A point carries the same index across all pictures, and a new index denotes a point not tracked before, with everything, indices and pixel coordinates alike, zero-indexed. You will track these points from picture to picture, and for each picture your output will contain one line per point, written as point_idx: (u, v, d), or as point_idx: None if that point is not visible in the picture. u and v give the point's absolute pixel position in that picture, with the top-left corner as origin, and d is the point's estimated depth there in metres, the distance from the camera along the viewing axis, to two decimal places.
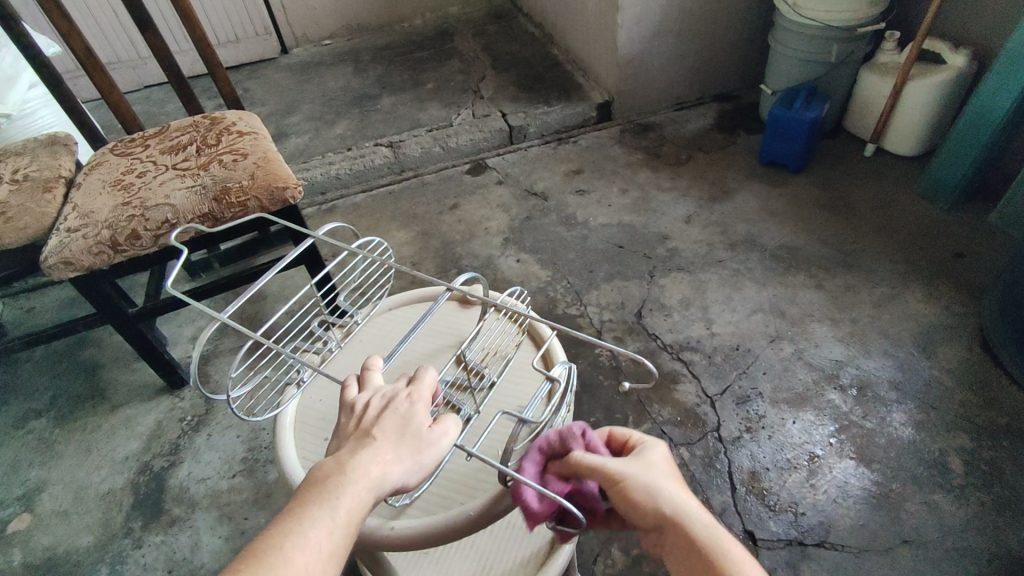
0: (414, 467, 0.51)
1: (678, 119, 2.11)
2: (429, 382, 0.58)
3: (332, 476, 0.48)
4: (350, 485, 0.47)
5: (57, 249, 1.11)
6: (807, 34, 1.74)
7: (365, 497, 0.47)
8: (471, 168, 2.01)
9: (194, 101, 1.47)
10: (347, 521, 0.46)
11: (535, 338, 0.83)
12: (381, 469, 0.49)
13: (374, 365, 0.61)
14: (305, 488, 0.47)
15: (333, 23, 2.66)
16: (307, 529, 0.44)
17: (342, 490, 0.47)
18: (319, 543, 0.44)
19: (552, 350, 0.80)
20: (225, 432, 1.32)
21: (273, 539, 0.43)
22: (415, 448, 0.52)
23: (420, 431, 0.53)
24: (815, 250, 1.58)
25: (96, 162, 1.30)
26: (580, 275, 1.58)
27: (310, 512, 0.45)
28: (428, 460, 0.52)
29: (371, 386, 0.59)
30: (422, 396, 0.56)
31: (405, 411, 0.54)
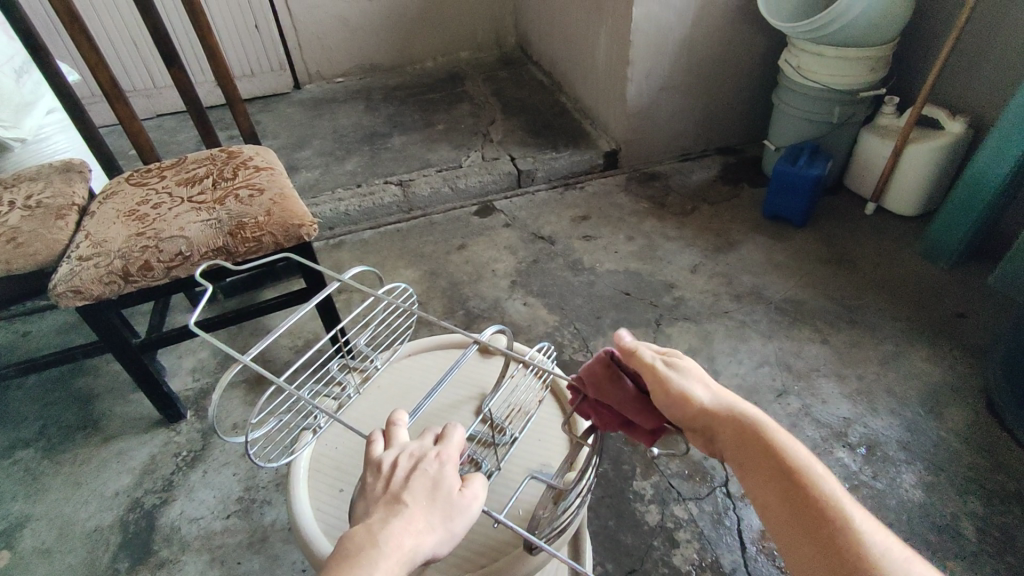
0: (446, 535, 0.49)
1: (682, 170, 2.15)
2: (457, 442, 0.56)
3: (365, 548, 0.46)
4: (385, 557, 0.46)
5: (67, 277, 1.10)
6: (811, 96, 1.80)
7: (398, 570, 0.46)
8: (478, 209, 2.03)
9: (212, 134, 1.49)
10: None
11: (560, 400, 0.82)
12: (414, 540, 0.48)
13: (399, 420, 0.60)
14: (337, 560, 0.46)
15: (346, 62, 2.73)
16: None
17: (375, 563, 0.45)
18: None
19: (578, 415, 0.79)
20: (220, 469, 1.29)
21: None
22: (447, 513, 0.50)
23: (450, 496, 0.51)
24: (820, 305, 1.59)
25: (111, 191, 1.30)
26: (587, 320, 1.58)
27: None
28: (459, 527, 0.50)
29: (397, 444, 0.57)
30: (451, 455, 0.55)
31: (434, 472, 0.53)
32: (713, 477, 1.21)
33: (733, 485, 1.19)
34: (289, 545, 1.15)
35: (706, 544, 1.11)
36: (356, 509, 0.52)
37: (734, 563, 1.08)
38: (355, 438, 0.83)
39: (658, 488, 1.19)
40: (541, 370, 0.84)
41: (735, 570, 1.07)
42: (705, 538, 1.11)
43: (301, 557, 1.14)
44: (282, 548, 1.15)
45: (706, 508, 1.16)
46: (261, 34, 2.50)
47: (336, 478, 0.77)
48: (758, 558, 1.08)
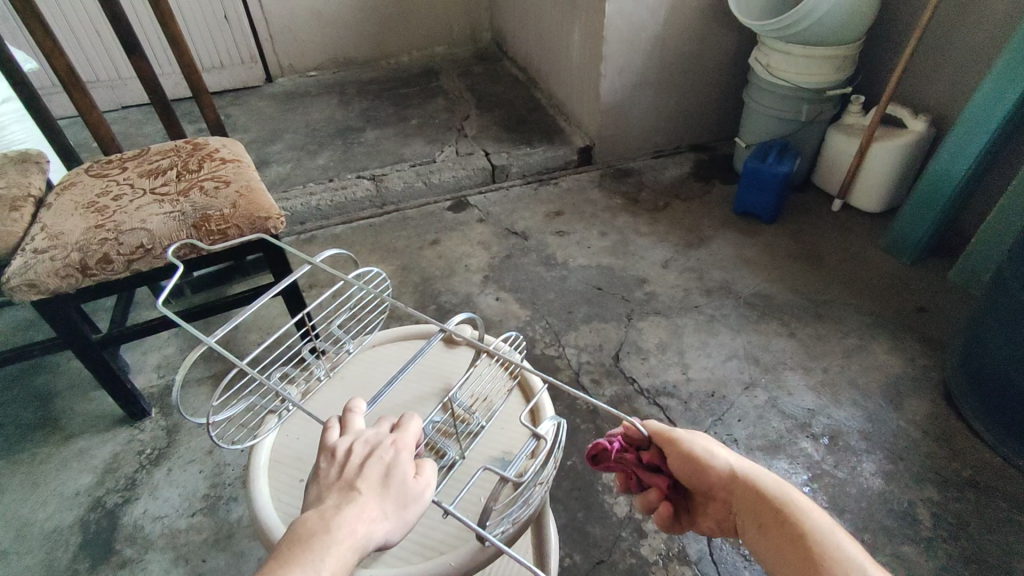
0: (399, 518, 0.50)
1: (655, 166, 2.17)
2: (414, 431, 0.56)
3: (317, 534, 0.46)
4: (337, 540, 0.46)
5: (21, 271, 1.06)
6: (780, 94, 1.83)
7: (349, 556, 0.46)
8: (452, 204, 2.02)
9: (177, 126, 1.45)
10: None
11: (525, 392, 0.82)
12: (366, 526, 0.47)
13: (356, 408, 0.60)
14: (286, 546, 0.45)
15: (320, 55, 2.69)
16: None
17: (326, 549, 0.45)
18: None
19: (541, 406, 0.79)
20: (185, 466, 1.26)
21: None
22: (400, 498, 0.50)
23: (404, 482, 0.51)
24: (787, 299, 1.62)
25: (70, 182, 1.27)
26: (559, 315, 1.59)
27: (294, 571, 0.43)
28: (412, 514, 0.50)
29: (352, 431, 0.57)
30: (406, 438, 0.55)
31: (389, 456, 0.53)
32: None
33: None
34: (255, 542, 1.14)
35: (674, 535, 1.12)
36: (308, 494, 0.51)
37: (699, 552, 1.09)
38: (318, 426, 0.82)
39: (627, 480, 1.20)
40: (507, 362, 0.84)
41: (701, 558, 1.08)
42: (673, 529, 1.13)
43: (267, 554, 1.12)
44: (249, 545, 1.13)
45: None
46: (230, 25, 2.45)
47: (297, 466, 0.77)
48: (723, 547, 1.10)
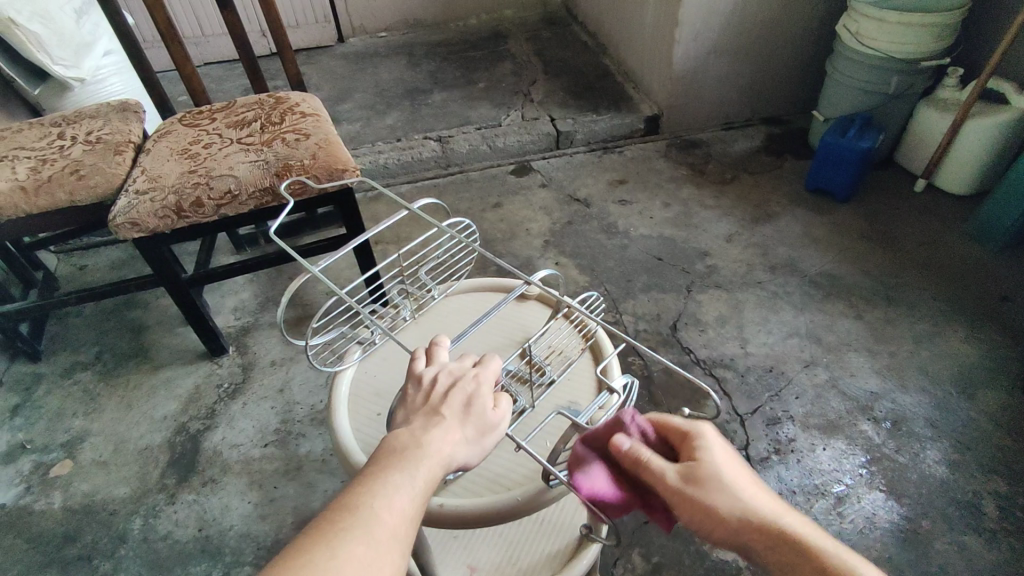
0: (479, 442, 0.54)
1: (725, 138, 2.11)
2: (495, 368, 0.59)
3: (409, 448, 0.50)
4: (427, 455, 0.50)
5: (125, 210, 1.16)
6: (868, 65, 1.73)
7: (437, 471, 0.50)
8: (516, 168, 2.03)
9: (261, 81, 1.51)
10: (424, 489, 0.48)
11: (596, 352, 0.84)
12: (450, 447, 0.51)
13: (441, 343, 0.63)
14: (381, 458, 0.50)
15: (390, 16, 2.72)
16: (390, 493, 0.47)
17: (418, 461, 0.49)
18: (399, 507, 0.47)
19: (611, 366, 0.80)
20: (260, 402, 1.36)
21: (359, 500, 0.46)
22: (480, 424, 0.54)
23: (484, 413, 0.55)
24: (856, 280, 1.56)
25: (165, 131, 1.36)
26: (618, 283, 1.59)
27: (391, 478, 0.48)
28: (490, 442, 0.54)
29: (436, 363, 0.61)
30: (486, 370, 0.59)
31: (470, 385, 0.57)
32: (733, 440, 1.23)
33: (753, 449, 1.21)
34: (322, 474, 1.22)
35: None
36: (396, 417, 0.55)
37: None
38: (395, 365, 0.88)
39: None
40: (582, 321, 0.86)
41: None
42: None
43: (333, 485, 1.21)
44: (316, 476, 1.22)
45: None
46: None
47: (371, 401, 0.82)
48: None
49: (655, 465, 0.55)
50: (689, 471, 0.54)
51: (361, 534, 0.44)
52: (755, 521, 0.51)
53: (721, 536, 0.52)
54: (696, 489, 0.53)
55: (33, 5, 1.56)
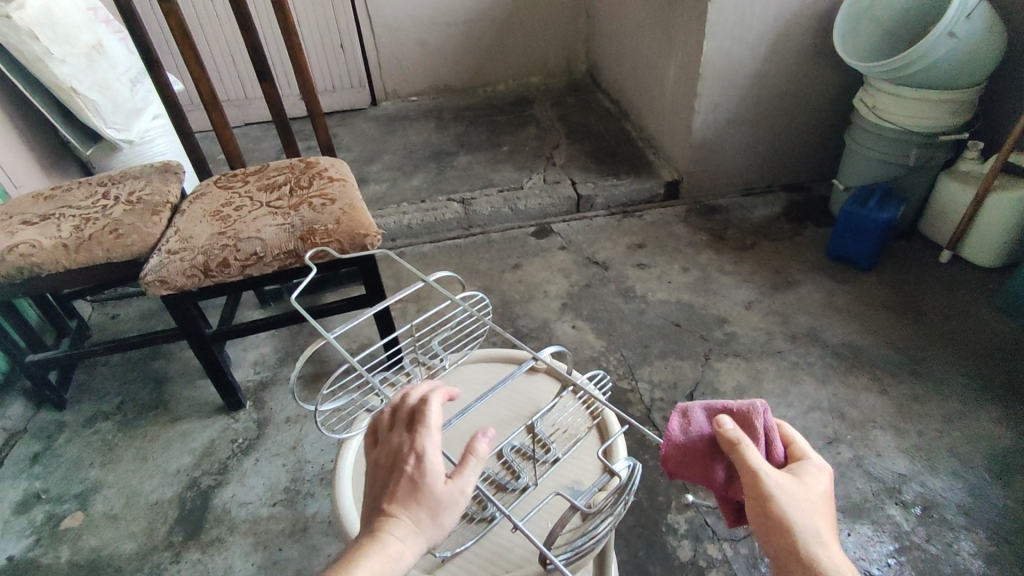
0: (440, 524, 0.54)
1: (745, 204, 2.12)
2: (435, 435, 0.58)
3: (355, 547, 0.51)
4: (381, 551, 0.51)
5: (156, 268, 1.21)
6: (886, 137, 1.75)
7: (386, 563, 0.51)
8: (536, 230, 2.07)
9: (294, 146, 1.59)
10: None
11: (602, 432, 0.83)
12: (399, 539, 0.52)
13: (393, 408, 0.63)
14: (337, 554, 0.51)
15: (422, 81, 2.86)
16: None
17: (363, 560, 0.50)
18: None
19: (615, 448, 0.79)
20: (271, 459, 1.36)
21: None
22: (435, 505, 0.54)
23: (431, 492, 0.54)
24: (881, 353, 1.53)
25: (200, 193, 1.43)
26: (634, 348, 1.58)
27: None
28: (446, 519, 0.54)
29: (388, 432, 0.61)
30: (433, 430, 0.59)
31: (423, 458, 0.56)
32: None
33: None
34: (327, 538, 1.20)
35: None
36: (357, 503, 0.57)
37: None
38: None
39: (693, 524, 1.18)
40: (589, 399, 0.85)
41: None
42: None
43: (338, 550, 1.19)
44: (321, 539, 1.20)
45: (741, 550, 1.13)
46: (346, 53, 2.68)
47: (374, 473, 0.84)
48: None
49: (755, 458, 0.58)
50: (783, 480, 0.57)
51: None
52: (812, 551, 0.53)
53: (768, 538, 0.55)
54: (782, 497, 0.55)
55: (94, 76, 1.70)
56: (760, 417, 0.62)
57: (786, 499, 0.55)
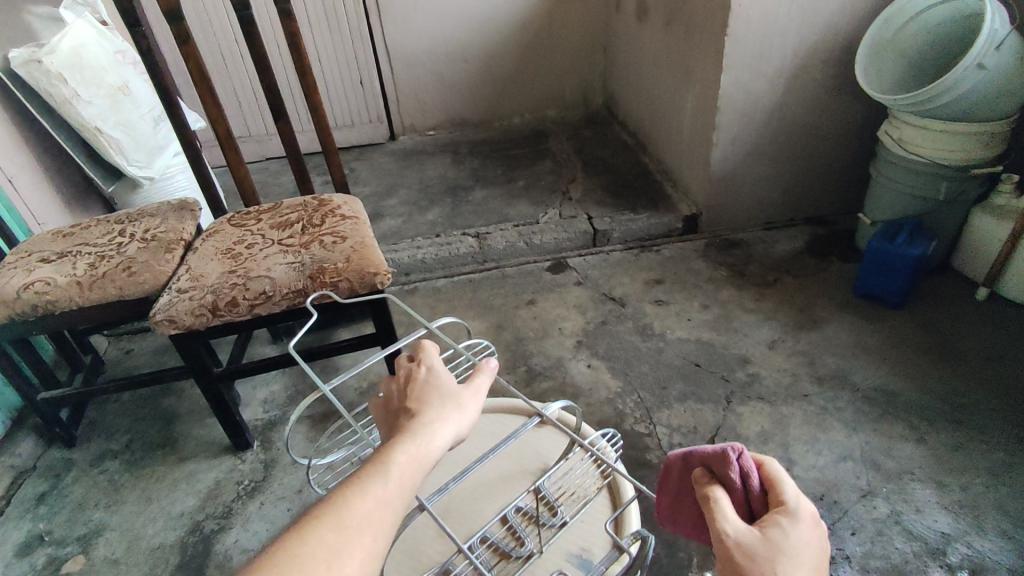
0: (463, 416, 0.65)
1: (767, 239, 2.06)
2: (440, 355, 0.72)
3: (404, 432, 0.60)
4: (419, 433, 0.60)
5: (165, 308, 1.20)
6: (913, 170, 1.69)
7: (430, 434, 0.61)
8: (551, 265, 2.04)
9: (308, 183, 1.59)
10: (420, 460, 0.58)
11: (614, 496, 0.79)
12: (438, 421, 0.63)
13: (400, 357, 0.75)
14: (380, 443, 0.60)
15: (439, 116, 2.89)
16: (393, 473, 0.55)
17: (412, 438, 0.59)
18: (398, 479, 0.56)
19: (626, 518, 0.76)
20: (277, 503, 1.33)
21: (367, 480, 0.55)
22: (455, 399, 0.66)
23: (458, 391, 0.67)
24: (916, 398, 1.44)
25: (214, 231, 1.44)
26: (652, 390, 1.52)
27: (392, 454, 0.57)
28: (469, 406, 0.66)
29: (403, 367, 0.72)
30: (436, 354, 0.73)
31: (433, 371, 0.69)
32: None
33: None
34: None
35: None
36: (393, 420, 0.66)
37: None
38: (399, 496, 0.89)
39: None
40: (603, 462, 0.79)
41: None
42: None
43: None
44: None
45: None
46: (365, 90, 2.72)
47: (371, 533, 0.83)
48: None
49: (717, 515, 0.53)
50: (746, 535, 0.51)
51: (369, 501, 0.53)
52: None
53: None
54: (745, 561, 0.49)
55: (119, 115, 1.76)
56: (730, 463, 0.56)
57: (749, 557, 0.49)
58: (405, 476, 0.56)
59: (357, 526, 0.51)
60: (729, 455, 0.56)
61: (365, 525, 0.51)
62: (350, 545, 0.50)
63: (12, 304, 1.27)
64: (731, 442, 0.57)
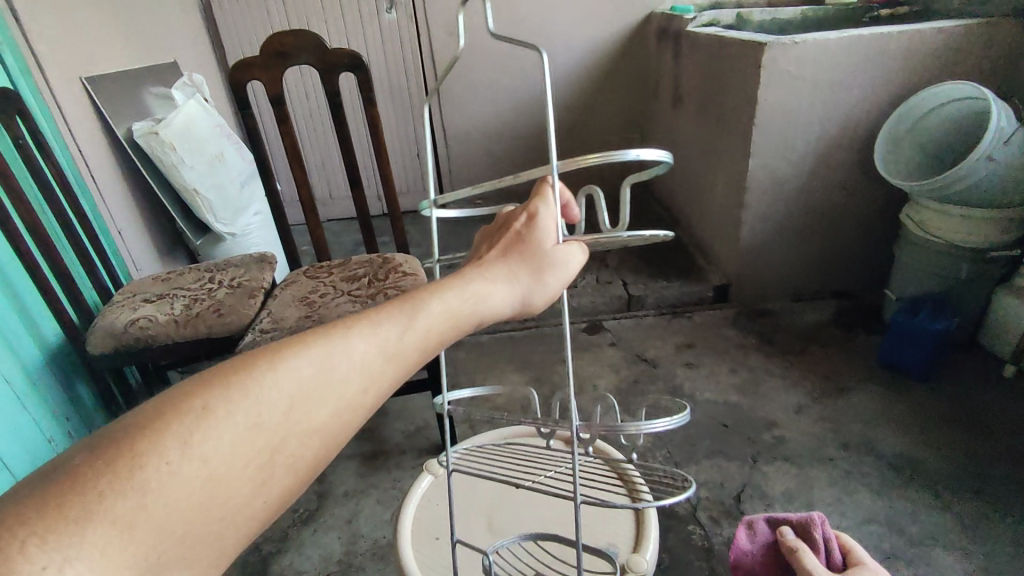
0: (538, 289, 0.66)
1: (795, 310, 2.16)
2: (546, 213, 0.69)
3: (448, 287, 0.59)
4: (471, 292, 0.60)
5: (250, 345, 1.38)
6: (933, 250, 1.79)
7: (474, 303, 0.60)
8: (587, 326, 2.17)
9: (373, 243, 1.80)
10: (462, 315, 0.58)
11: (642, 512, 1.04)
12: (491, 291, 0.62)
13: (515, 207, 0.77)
14: (422, 286, 0.59)
15: (487, 186, 3.14)
16: (425, 318, 0.55)
17: (456, 295, 0.59)
18: (427, 328, 0.55)
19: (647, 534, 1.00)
20: (328, 531, 1.44)
21: (381, 313, 0.54)
22: (535, 270, 0.66)
23: (537, 266, 0.66)
24: (941, 466, 1.49)
25: (291, 281, 1.64)
26: (681, 446, 1.61)
27: (433, 303, 0.56)
28: (541, 284, 0.66)
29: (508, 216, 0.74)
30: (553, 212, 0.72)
31: (546, 222, 0.69)
32: None
33: None
34: None
35: None
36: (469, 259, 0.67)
37: None
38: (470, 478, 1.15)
39: None
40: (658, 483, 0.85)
41: None
42: None
43: None
44: None
45: None
46: (421, 161, 3.00)
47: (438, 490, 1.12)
48: None
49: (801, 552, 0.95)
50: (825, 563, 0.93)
51: (375, 333, 0.52)
52: None
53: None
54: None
55: (213, 180, 2.02)
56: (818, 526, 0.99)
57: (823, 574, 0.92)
58: (435, 331, 0.56)
59: (350, 373, 0.49)
60: (815, 520, 1.00)
61: (362, 372, 0.50)
62: (339, 385, 0.48)
63: (119, 337, 1.48)
64: (815, 513, 1.01)
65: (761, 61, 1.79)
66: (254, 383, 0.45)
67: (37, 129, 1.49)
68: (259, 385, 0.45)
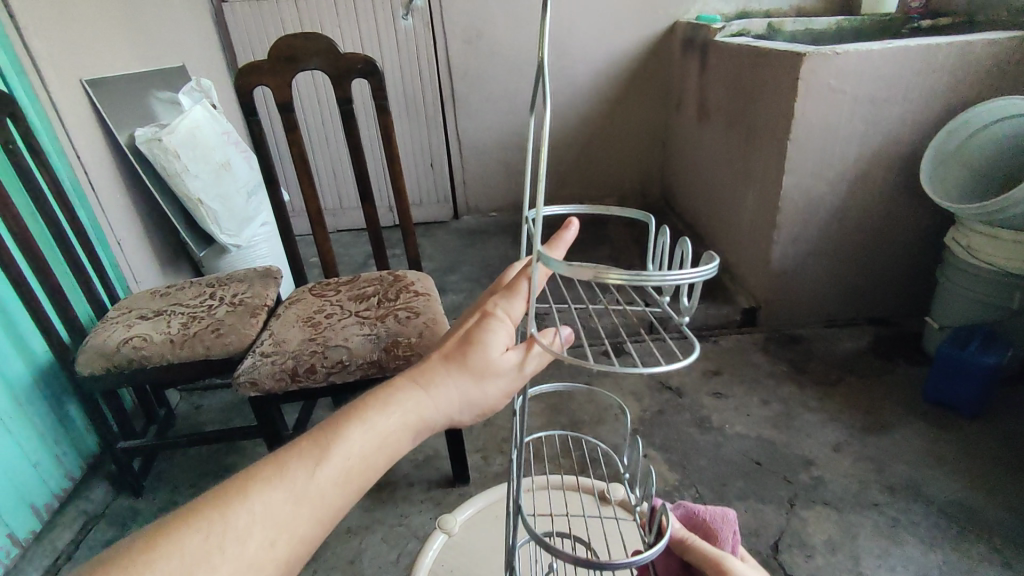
0: (488, 391, 0.55)
1: (828, 336, 2.04)
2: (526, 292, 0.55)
3: (377, 402, 0.52)
4: (402, 405, 0.52)
5: (248, 370, 1.28)
6: (983, 276, 1.67)
7: (406, 421, 0.52)
8: (607, 349, 2.06)
9: (385, 259, 1.69)
10: (387, 441, 0.51)
11: None
12: (427, 401, 0.53)
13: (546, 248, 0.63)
14: (348, 405, 0.53)
15: (502, 198, 3.04)
16: (335, 456, 0.48)
17: (381, 413, 0.51)
18: (341, 466, 0.48)
19: None
20: (328, 572, 1.33)
21: (294, 454, 0.49)
22: (486, 366, 0.54)
23: (482, 365, 0.54)
24: (999, 516, 1.36)
25: (296, 299, 1.54)
26: (711, 485, 1.49)
27: (350, 431, 0.50)
28: (490, 387, 0.55)
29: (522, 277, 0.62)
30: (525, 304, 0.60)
31: (507, 315, 0.58)
32: None
33: None
34: None
35: None
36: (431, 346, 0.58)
37: None
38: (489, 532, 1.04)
39: None
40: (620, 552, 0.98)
41: None
42: None
43: None
44: None
45: None
46: (435, 171, 2.91)
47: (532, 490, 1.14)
48: None
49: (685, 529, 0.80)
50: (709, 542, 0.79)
51: (281, 482, 0.47)
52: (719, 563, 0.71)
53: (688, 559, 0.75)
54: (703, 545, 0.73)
55: (218, 190, 1.93)
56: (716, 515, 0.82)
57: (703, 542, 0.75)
58: (354, 467, 0.49)
59: (248, 533, 0.45)
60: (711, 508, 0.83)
61: (262, 528, 0.45)
62: (233, 551, 0.44)
63: (111, 357, 1.39)
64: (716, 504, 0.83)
65: (799, 73, 1.68)
66: (142, 567, 0.42)
67: (31, 134, 1.41)
68: (146, 565, 0.42)
